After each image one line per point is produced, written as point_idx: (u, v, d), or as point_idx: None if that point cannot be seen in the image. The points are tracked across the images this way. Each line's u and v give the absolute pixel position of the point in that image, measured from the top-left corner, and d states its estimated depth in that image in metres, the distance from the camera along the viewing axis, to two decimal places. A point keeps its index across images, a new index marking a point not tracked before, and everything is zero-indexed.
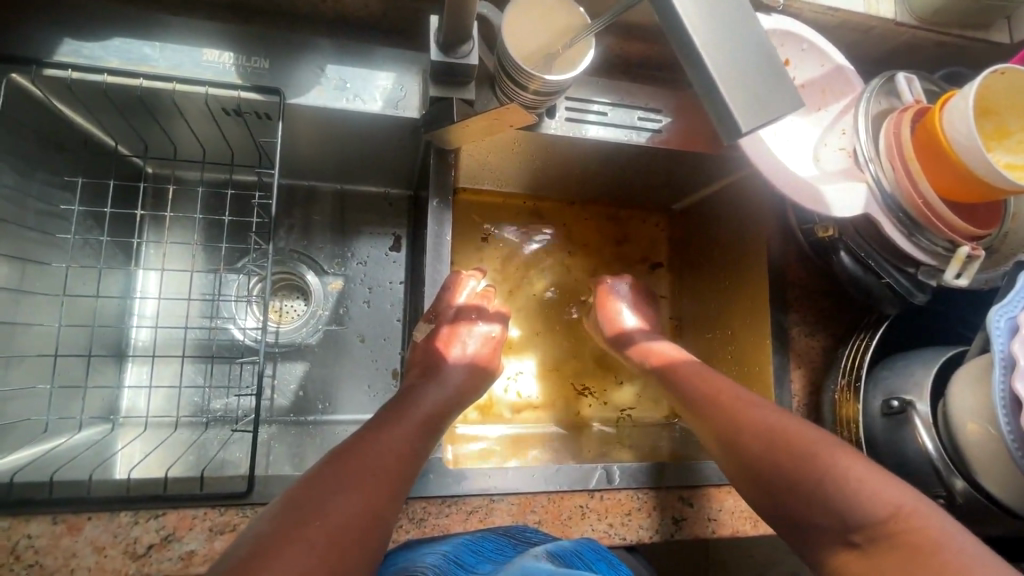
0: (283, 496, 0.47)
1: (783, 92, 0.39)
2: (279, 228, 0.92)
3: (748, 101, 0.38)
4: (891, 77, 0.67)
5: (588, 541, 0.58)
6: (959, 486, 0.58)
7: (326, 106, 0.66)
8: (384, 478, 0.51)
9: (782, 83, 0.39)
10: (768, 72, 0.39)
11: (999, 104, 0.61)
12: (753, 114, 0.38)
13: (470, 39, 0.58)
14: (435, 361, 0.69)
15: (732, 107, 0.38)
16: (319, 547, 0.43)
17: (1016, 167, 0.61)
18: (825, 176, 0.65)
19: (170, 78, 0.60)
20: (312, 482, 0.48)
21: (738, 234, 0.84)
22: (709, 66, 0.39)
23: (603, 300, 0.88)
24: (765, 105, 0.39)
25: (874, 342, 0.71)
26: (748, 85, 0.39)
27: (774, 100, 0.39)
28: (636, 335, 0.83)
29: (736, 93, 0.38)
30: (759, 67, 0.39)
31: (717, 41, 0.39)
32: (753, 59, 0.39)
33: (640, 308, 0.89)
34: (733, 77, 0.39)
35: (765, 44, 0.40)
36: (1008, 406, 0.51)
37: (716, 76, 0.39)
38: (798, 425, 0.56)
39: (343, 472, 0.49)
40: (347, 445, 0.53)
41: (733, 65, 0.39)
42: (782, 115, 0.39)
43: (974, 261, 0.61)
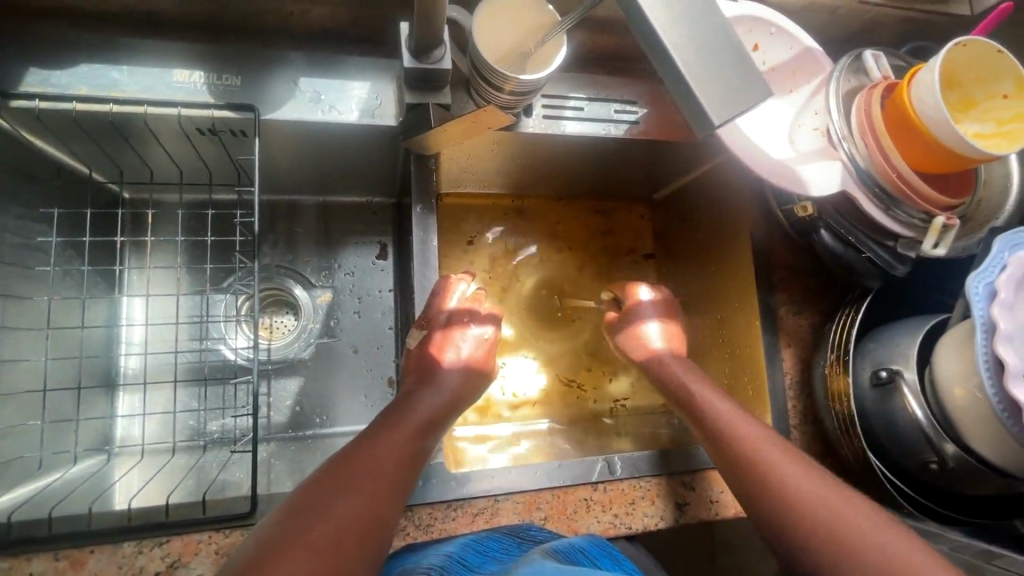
0: (284, 502, 0.47)
1: (754, 82, 0.39)
2: (264, 244, 0.91)
3: (719, 94, 0.39)
4: (858, 55, 0.68)
5: (591, 536, 0.59)
6: (950, 451, 0.60)
7: (302, 120, 0.66)
8: (386, 479, 0.52)
9: (752, 72, 0.40)
10: (736, 64, 0.40)
11: (963, 76, 0.63)
12: (724, 108, 0.39)
13: (442, 43, 0.57)
14: (428, 368, 0.66)
15: (704, 101, 0.39)
16: (324, 551, 0.43)
17: (985, 135, 0.62)
18: (800, 158, 0.66)
19: (141, 101, 0.59)
20: (311, 488, 0.48)
21: (722, 220, 0.85)
22: (679, 62, 0.39)
23: (633, 310, 0.80)
24: (736, 98, 0.39)
25: (860, 316, 0.72)
26: (718, 78, 0.39)
27: (744, 91, 0.39)
28: (665, 360, 0.75)
29: (706, 86, 0.39)
30: (727, 60, 0.39)
31: (683, 32, 0.39)
32: (722, 52, 0.40)
33: (671, 329, 0.80)
34: (703, 72, 0.39)
35: (731, 36, 0.40)
36: (992, 368, 0.53)
37: (686, 72, 0.39)
38: (834, 494, 0.52)
39: (343, 478, 0.50)
40: (347, 451, 0.54)
41: (704, 60, 0.39)
42: (755, 104, 0.39)
43: (951, 231, 0.62)
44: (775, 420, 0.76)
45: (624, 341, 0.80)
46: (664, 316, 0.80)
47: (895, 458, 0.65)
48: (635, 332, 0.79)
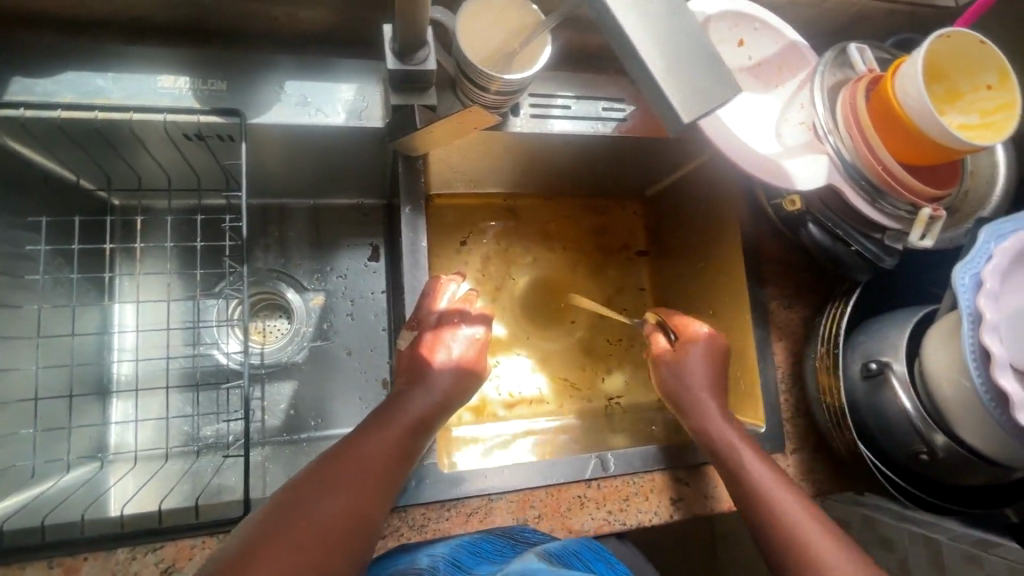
0: (272, 498, 0.51)
1: (722, 79, 0.40)
2: (255, 249, 0.91)
3: (688, 92, 0.39)
4: (843, 49, 0.68)
5: (586, 541, 0.60)
6: (940, 441, 0.60)
7: (288, 123, 0.66)
8: (371, 479, 0.55)
9: (720, 70, 0.40)
10: (704, 63, 0.40)
11: (948, 68, 0.63)
12: (693, 106, 0.39)
13: (427, 44, 0.57)
14: (420, 370, 0.65)
15: (673, 99, 0.39)
16: (306, 549, 0.47)
17: (970, 126, 0.62)
18: (787, 152, 0.65)
19: (126, 108, 0.59)
20: (297, 487, 0.52)
21: (712, 216, 0.86)
22: (647, 60, 0.39)
23: (686, 350, 0.74)
24: (705, 95, 0.39)
25: (848, 309, 0.71)
26: (687, 77, 0.39)
27: (712, 89, 0.39)
28: (710, 411, 0.68)
29: (675, 85, 0.39)
30: (695, 59, 0.40)
31: (651, 32, 0.40)
32: (690, 52, 0.40)
33: (719, 374, 0.72)
34: (672, 72, 0.39)
35: (699, 36, 0.40)
36: (979, 358, 0.53)
37: (654, 70, 0.39)
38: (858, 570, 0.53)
39: (330, 478, 0.53)
40: (336, 449, 0.57)
41: (672, 59, 0.39)
42: (725, 101, 0.39)
43: (938, 222, 0.63)
44: (768, 414, 0.76)
45: (667, 382, 0.73)
46: (712, 360, 0.73)
47: (886, 449, 0.65)
48: (681, 376, 0.72)
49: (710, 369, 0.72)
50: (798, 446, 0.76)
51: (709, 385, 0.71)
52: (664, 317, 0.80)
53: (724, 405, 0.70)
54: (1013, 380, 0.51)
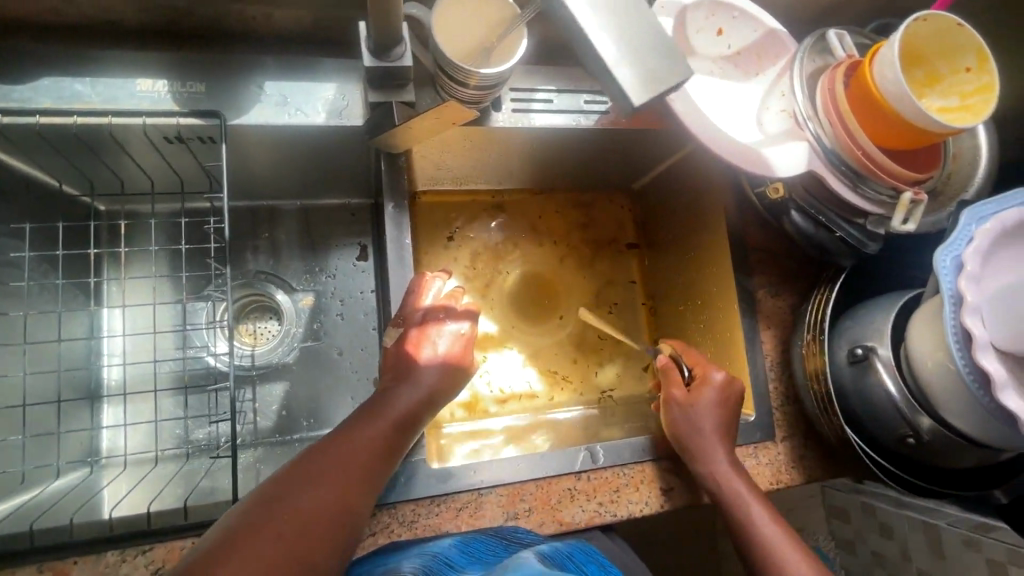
0: (256, 489, 0.53)
1: (673, 62, 0.40)
2: (243, 251, 0.91)
3: (638, 75, 0.39)
4: (822, 35, 0.68)
5: (580, 544, 0.59)
6: (926, 424, 0.60)
7: (268, 124, 0.66)
8: (356, 472, 0.56)
9: (670, 52, 0.40)
10: (655, 46, 0.40)
11: (926, 51, 0.63)
12: (644, 89, 0.39)
13: (402, 40, 0.57)
14: (405, 368, 0.65)
15: (623, 81, 0.39)
16: (290, 540, 0.49)
17: (950, 109, 0.62)
18: (768, 140, 0.65)
19: (104, 112, 0.59)
20: (281, 480, 0.53)
21: (697, 206, 0.86)
22: (597, 43, 0.39)
23: (701, 393, 0.69)
24: (655, 77, 0.39)
25: (834, 294, 0.72)
26: (637, 59, 0.39)
27: (662, 72, 0.39)
28: (719, 459, 0.66)
29: (625, 68, 0.39)
30: (645, 42, 0.40)
31: (601, 16, 0.39)
32: (641, 35, 0.40)
33: (732, 422, 0.69)
34: (623, 55, 0.39)
35: (650, 19, 0.40)
36: (961, 340, 0.53)
37: (604, 53, 0.39)
38: None
39: (314, 470, 0.54)
40: (321, 443, 0.58)
41: (624, 42, 0.39)
42: (677, 84, 0.39)
43: (919, 205, 0.63)
44: (757, 403, 0.76)
45: (676, 422, 0.69)
46: (726, 407, 0.69)
47: (874, 434, 0.65)
48: (691, 419, 0.68)
49: (723, 415, 0.68)
50: (788, 434, 0.76)
51: (720, 433, 0.67)
52: (682, 352, 0.76)
53: (731, 451, 0.67)
54: (994, 360, 0.51)
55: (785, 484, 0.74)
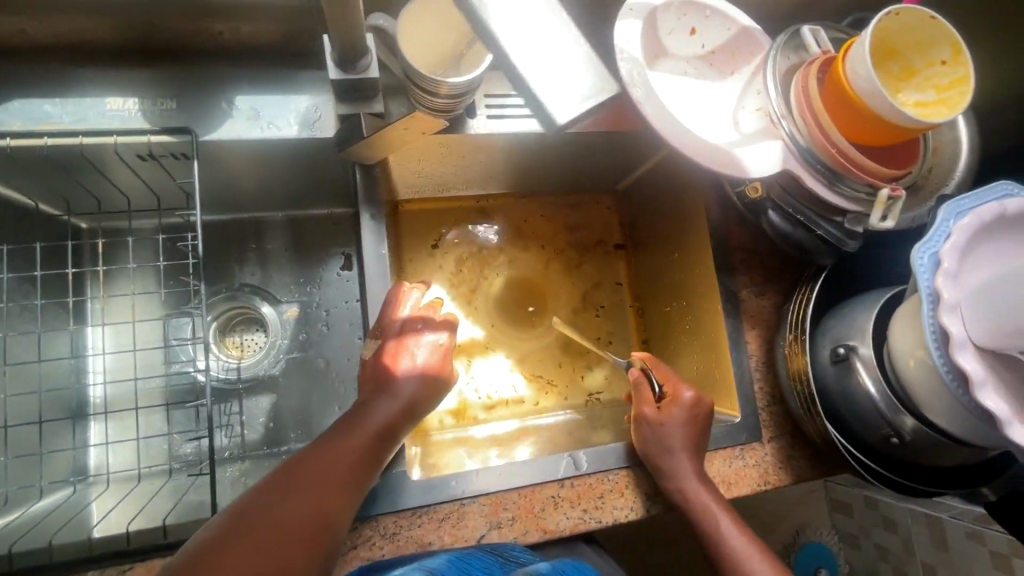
0: (236, 502, 0.52)
1: (596, 82, 0.44)
2: (227, 264, 0.91)
3: (564, 97, 0.43)
4: (797, 32, 0.68)
5: (572, 562, 0.60)
6: (908, 423, 0.60)
7: (239, 139, 0.66)
8: (337, 480, 0.56)
9: (591, 74, 0.44)
10: (577, 68, 0.44)
11: (901, 45, 0.62)
12: (571, 109, 0.43)
13: (367, 51, 0.56)
14: (383, 378, 0.65)
15: (550, 104, 0.43)
16: (272, 548, 0.48)
17: (926, 103, 0.61)
18: (744, 139, 0.64)
19: (76, 132, 0.59)
20: (261, 492, 0.53)
21: (680, 206, 0.85)
22: (525, 70, 0.43)
23: (670, 413, 0.70)
24: (581, 98, 0.43)
25: (815, 294, 0.71)
26: (562, 81, 0.43)
27: (586, 93, 0.44)
28: (688, 476, 0.67)
29: (552, 91, 0.43)
30: (569, 65, 0.44)
31: (529, 43, 0.43)
32: (564, 59, 0.44)
33: (701, 439, 0.70)
34: (550, 78, 0.43)
35: (572, 43, 0.45)
36: (939, 339, 0.53)
37: (532, 78, 0.43)
38: None
39: (295, 481, 0.54)
40: (301, 455, 0.58)
41: (549, 67, 0.43)
42: (601, 102, 0.44)
43: (897, 202, 0.62)
44: (743, 404, 0.75)
45: (645, 439, 0.69)
46: (695, 425, 0.70)
47: (858, 434, 0.65)
48: (661, 437, 0.68)
49: (692, 434, 0.69)
50: (775, 434, 0.75)
51: (689, 451, 0.68)
52: (653, 365, 0.77)
53: (700, 467, 0.68)
54: (973, 359, 0.50)
55: (773, 485, 0.74)
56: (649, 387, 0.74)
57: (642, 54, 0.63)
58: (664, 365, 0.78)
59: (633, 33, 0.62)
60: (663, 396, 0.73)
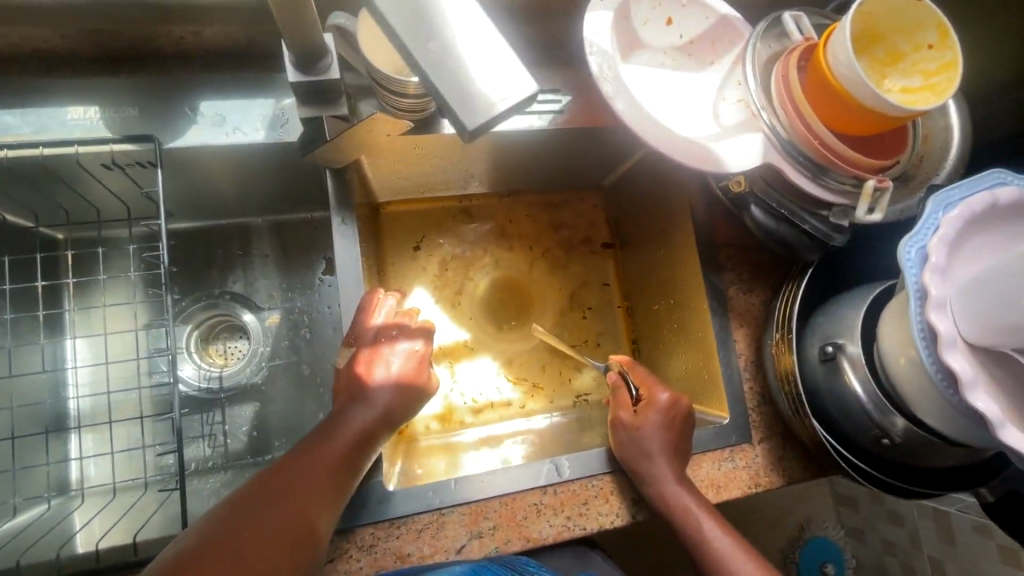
0: (210, 514, 0.51)
1: (510, 78, 0.34)
2: (206, 272, 0.90)
3: (468, 96, 0.33)
4: (778, 19, 0.65)
5: None
6: (899, 424, 0.58)
7: (205, 145, 0.64)
8: (315, 488, 0.55)
9: (508, 65, 0.34)
10: (489, 61, 0.34)
11: (886, 28, 0.59)
12: (478, 110, 0.33)
13: (328, 51, 0.52)
14: (358, 387, 0.64)
15: (452, 107, 0.33)
16: (246, 562, 0.47)
17: (912, 90, 0.59)
18: (723, 133, 0.62)
19: (36, 142, 0.58)
20: (237, 503, 0.52)
21: (665, 202, 0.83)
22: (424, 67, 0.34)
23: (647, 416, 0.69)
24: (490, 98, 0.33)
25: (802, 290, 0.69)
26: (467, 77, 0.34)
27: (498, 90, 0.34)
28: (668, 480, 0.64)
29: (455, 90, 0.34)
30: (479, 57, 0.34)
31: (428, 32, 0.34)
32: (474, 50, 0.34)
33: (680, 443, 0.68)
34: (453, 74, 0.34)
35: (488, 31, 0.35)
36: (928, 337, 0.50)
37: (432, 76, 0.34)
38: None
39: (269, 490, 0.53)
40: (278, 463, 0.57)
41: (451, 60, 0.34)
42: (519, 98, 0.34)
43: (884, 193, 0.60)
44: (732, 405, 0.73)
45: (622, 445, 0.68)
46: (672, 427, 0.68)
47: (849, 434, 0.62)
48: (639, 441, 0.67)
49: (669, 437, 0.68)
50: (766, 435, 0.73)
51: (667, 454, 0.66)
52: (630, 369, 0.77)
53: (681, 470, 0.66)
54: (962, 358, 0.48)
55: (764, 488, 0.72)
56: (627, 390, 0.74)
57: (615, 47, 0.61)
58: (642, 370, 0.78)
59: (603, 25, 0.60)
60: (640, 399, 0.73)
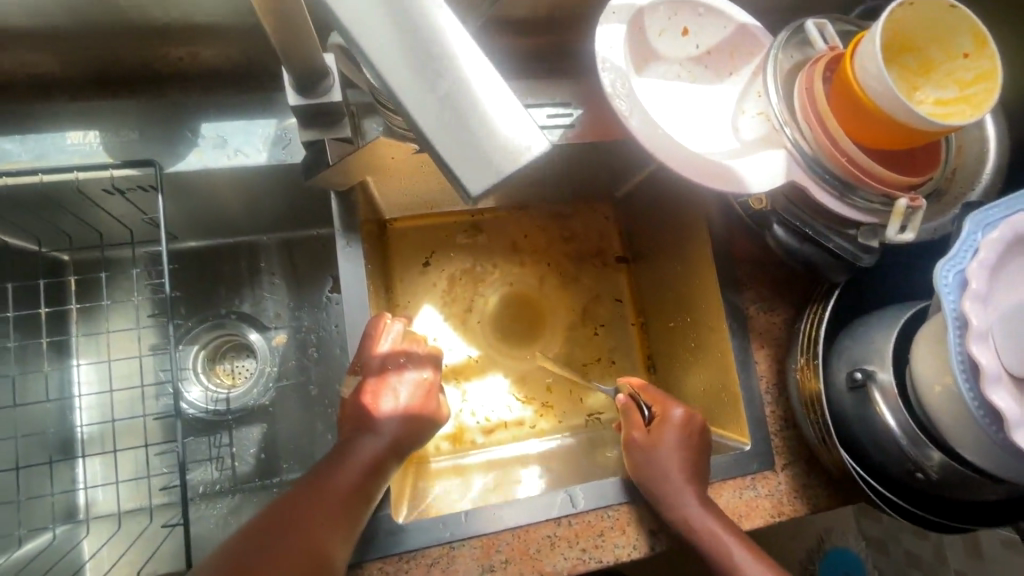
0: (222, 547, 0.49)
1: (518, 132, 0.29)
2: (212, 292, 0.88)
3: (471, 157, 0.29)
4: (800, 26, 0.62)
5: None
6: (935, 457, 0.54)
7: (207, 168, 0.63)
8: (328, 519, 0.53)
9: (515, 111, 0.29)
10: (493, 112, 0.29)
11: (917, 37, 0.55)
12: (481, 173, 0.29)
13: (329, 71, 0.50)
14: (365, 417, 0.62)
15: (452, 168, 0.29)
16: None
17: (946, 101, 0.55)
18: (743, 149, 0.59)
19: (34, 170, 0.57)
20: (249, 535, 0.50)
21: (680, 216, 0.80)
22: (420, 123, 0.29)
23: (662, 435, 0.67)
24: (502, 155, 0.29)
25: (828, 312, 0.66)
26: (469, 133, 0.29)
27: (504, 149, 0.29)
28: (688, 502, 0.62)
29: (457, 149, 0.29)
30: (482, 109, 0.29)
31: (427, 81, 0.29)
32: (471, 96, 0.29)
33: (700, 462, 0.65)
34: (451, 125, 0.29)
35: (498, 84, 0.30)
36: (968, 370, 0.47)
37: (431, 136, 0.29)
38: None
39: (281, 521, 0.51)
40: (290, 493, 0.54)
41: (451, 115, 0.29)
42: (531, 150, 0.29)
43: (917, 212, 0.57)
44: (753, 430, 0.70)
45: (639, 466, 0.65)
46: (689, 445, 0.66)
47: (879, 464, 0.59)
48: (655, 461, 0.64)
49: (687, 456, 0.65)
50: (788, 461, 0.70)
51: (686, 475, 0.63)
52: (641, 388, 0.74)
53: (702, 491, 0.63)
54: (1006, 396, 0.44)
55: (788, 516, 0.69)
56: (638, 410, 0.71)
57: (628, 63, 0.58)
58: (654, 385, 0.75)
59: (616, 39, 0.57)
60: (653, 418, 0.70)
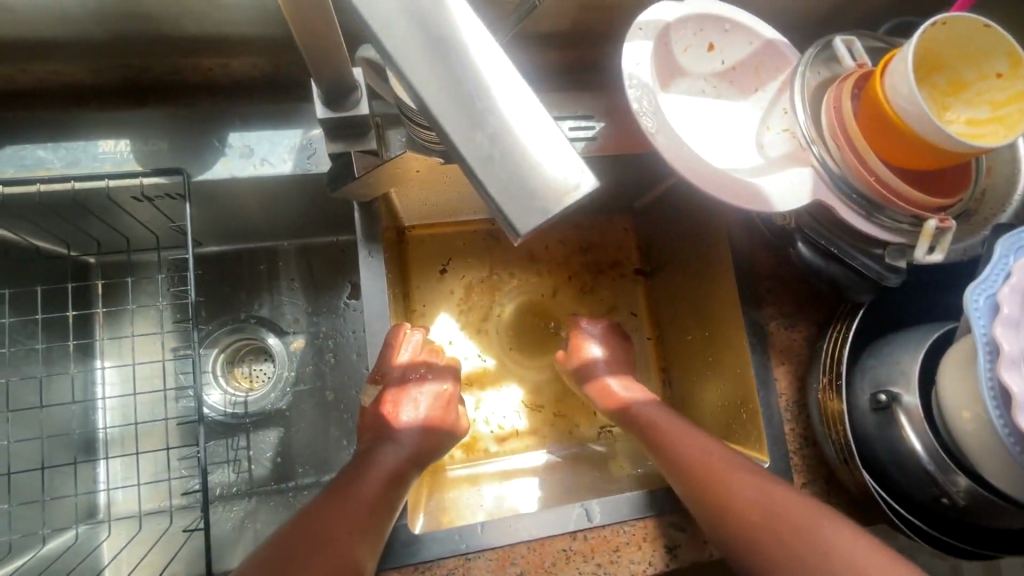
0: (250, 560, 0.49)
1: (565, 170, 0.30)
2: (233, 296, 0.89)
3: (519, 193, 0.29)
4: (828, 43, 0.61)
5: None
6: (961, 483, 0.53)
7: (234, 177, 0.64)
8: (355, 530, 0.52)
9: (559, 148, 0.30)
10: (536, 150, 0.30)
11: (948, 56, 0.55)
12: (530, 211, 0.29)
13: (358, 85, 0.50)
14: (384, 426, 0.64)
15: (499, 203, 0.29)
16: None
17: (978, 122, 0.54)
18: (768, 167, 0.58)
19: (67, 178, 0.58)
20: (277, 545, 0.50)
21: (699, 230, 0.79)
22: (467, 161, 0.29)
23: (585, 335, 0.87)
24: (552, 188, 0.29)
25: (851, 331, 0.65)
26: (514, 169, 0.29)
27: (552, 188, 0.30)
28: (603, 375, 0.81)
29: (504, 184, 0.29)
30: (525, 146, 0.30)
31: (475, 119, 0.30)
32: (512, 130, 0.30)
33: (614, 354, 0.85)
34: (495, 157, 0.29)
35: (539, 116, 0.30)
36: (999, 398, 0.46)
37: (479, 173, 0.29)
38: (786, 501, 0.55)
39: (309, 534, 0.51)
40: (313, 506, 0.54)
41: (499, 153, 0.29)
42: (576, 183, 0.30)
43: (946, 233, 0.56)
44: (772, 448, 0.69)
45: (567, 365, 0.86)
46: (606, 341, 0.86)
47: (902, 488, 0.58)
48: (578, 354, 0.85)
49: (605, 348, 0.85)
50: (809, 479, 0.69)
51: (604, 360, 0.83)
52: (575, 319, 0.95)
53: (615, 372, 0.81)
54: None
55: None
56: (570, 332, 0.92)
57: (654, 79, 0.58)
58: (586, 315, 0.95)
59: (643, 55, 0.57)
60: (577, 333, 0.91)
